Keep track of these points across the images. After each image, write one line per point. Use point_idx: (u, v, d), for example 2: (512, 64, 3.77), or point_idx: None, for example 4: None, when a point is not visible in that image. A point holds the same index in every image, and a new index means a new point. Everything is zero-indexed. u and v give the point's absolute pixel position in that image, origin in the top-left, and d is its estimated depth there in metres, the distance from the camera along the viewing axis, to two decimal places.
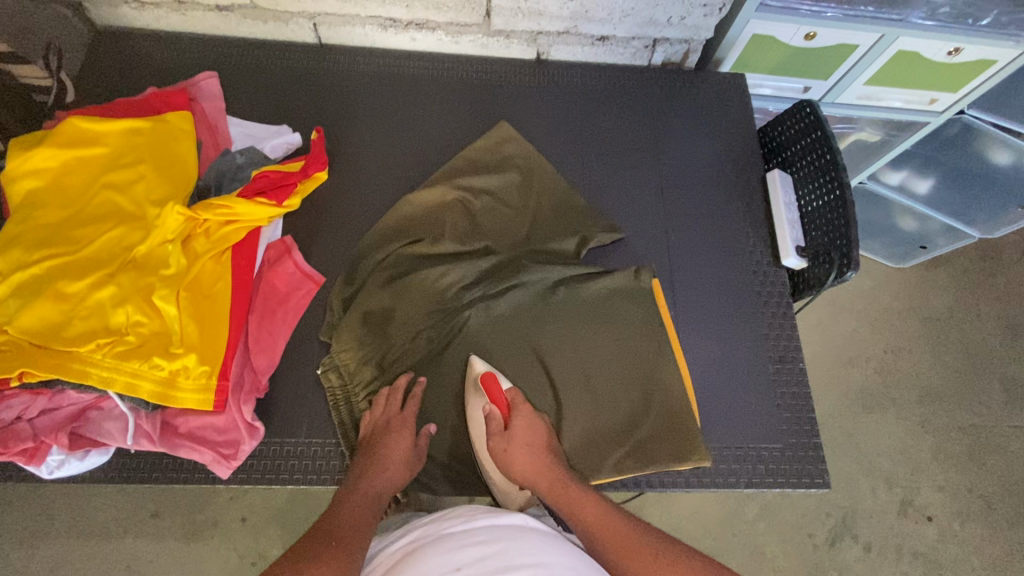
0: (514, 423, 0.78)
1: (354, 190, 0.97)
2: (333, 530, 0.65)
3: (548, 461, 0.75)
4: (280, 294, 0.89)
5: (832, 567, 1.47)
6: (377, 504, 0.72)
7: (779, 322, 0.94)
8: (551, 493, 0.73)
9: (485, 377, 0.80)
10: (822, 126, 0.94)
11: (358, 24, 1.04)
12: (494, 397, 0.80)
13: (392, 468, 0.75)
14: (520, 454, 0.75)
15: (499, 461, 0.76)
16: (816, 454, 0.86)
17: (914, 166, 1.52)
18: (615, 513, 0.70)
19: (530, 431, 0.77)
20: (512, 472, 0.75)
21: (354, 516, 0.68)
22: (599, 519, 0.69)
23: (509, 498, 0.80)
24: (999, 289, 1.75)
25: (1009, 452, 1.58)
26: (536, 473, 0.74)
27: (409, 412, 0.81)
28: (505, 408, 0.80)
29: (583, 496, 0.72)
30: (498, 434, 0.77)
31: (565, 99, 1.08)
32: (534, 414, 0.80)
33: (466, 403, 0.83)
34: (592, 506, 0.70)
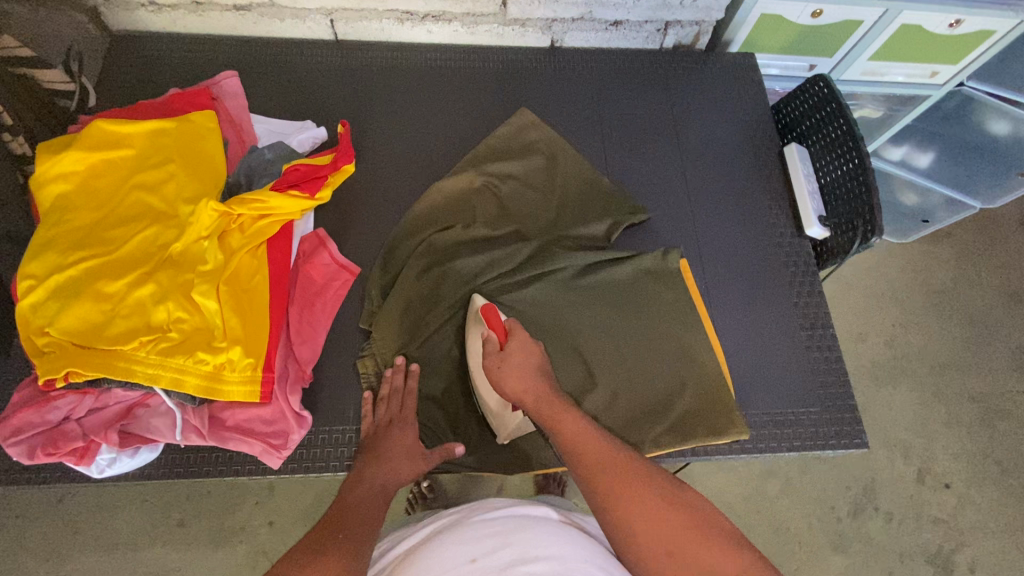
0: (509, 345, 0.74)
1: (382, 181, 0.98)
2: (342, 519, 0.62)
3: (541, 378, 0.70)
4: (317, 285, 0.90)
5: (855, 538, 1.49)
6: (385, 495, 0.69)
7: (807, 291, 0.96)
8: (537, 409, 0.68)
9: (487, 307, 0.80)
10: (837, 98, 0.95)
11: (376, 18, 1.06)
12: (491, 322, 0.78)
13: (396, 456, 0.75)
14: (510, 367, 0.71)
15: (490, 372, 0.73)
16: (853, 415, 0.88)
17: (914, 141, 1.55)
18: (595, 428, 0.65)
19: (523, 353, 0.73)
20: (502, 386, 0.71)
21: (363, 507, 0.65)
22: (582, 430, 0.64)
23: (501, 423, 0.82)
24: (1000, 259, 1.79)
25: (1020, 417, 1.62)
26: (530, 392, 0.69)
27: (410, 409, 0.81)
28: (502, 334, 0.76)
29: (568, 410, 0.67)
30: (492, 353, 0.74)
31: (581, 85, 1.10)
32: (530, 339, 0.75)
33: (469, 330, 0.84)
34: (578, 421, 0.65)
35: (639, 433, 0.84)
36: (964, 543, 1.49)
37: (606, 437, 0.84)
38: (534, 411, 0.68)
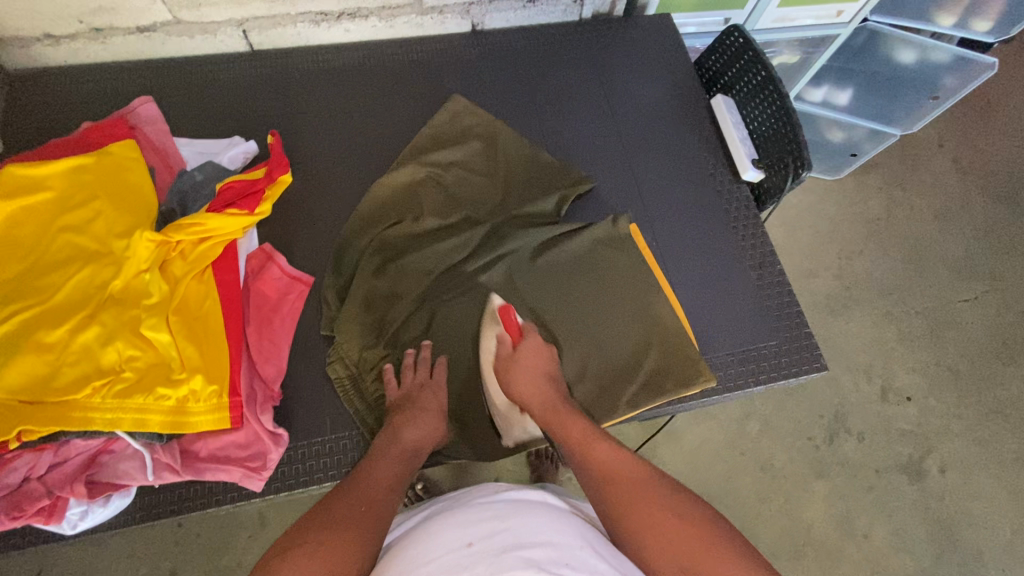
0: (523, 347, 0.82)
1: (322, 185, 0.96)
2: (368, 488, 0.65)
3: (550, 384, 0.78)
4: (272, 301, 0.87)
5: (834, 461, 1.57)
6: (411, 458, 0.73)
7: (752, 232, 0.99)
8: (543, 414, 0.76)
9: (503, 308, 0.86)
10: (753, 46, 1.00)
11: (291, 23, 1.03)
12: (507, 323, 0.85)
13: (429, 420, 0.77)
14: (524, 371, 0.80)
15: (504, 373, 0.81)
16: (810, 342, 0.92)
17: (832, 80, 1.63)
18: (600, 434, 0.72)
19: (536, 357, 0.81)
20: (515, 390, 0.79)
21: (387, 473, 0.69)
22: (586, 433, 0.71)
23: (509, 421, 0.83)
24: (925, 181, 1.90)
25: (964, 324, 1.73)
26: (538, 396, 0.77)
27: (440, 377, 0.82)
28: (517, 335, 0.84)
29: (572, 414, 0.75)
30: (507, 354, 0.82)
31: (509, 65, 1.11)
32: (543, 342, 0.83)
33: (481, 332, 0.87)
34: (579, 424, 0.73)
35: (614, 394, 0.87)
36: (932, 448, 1.59)
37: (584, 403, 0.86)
38: (540, 416, 0.76)
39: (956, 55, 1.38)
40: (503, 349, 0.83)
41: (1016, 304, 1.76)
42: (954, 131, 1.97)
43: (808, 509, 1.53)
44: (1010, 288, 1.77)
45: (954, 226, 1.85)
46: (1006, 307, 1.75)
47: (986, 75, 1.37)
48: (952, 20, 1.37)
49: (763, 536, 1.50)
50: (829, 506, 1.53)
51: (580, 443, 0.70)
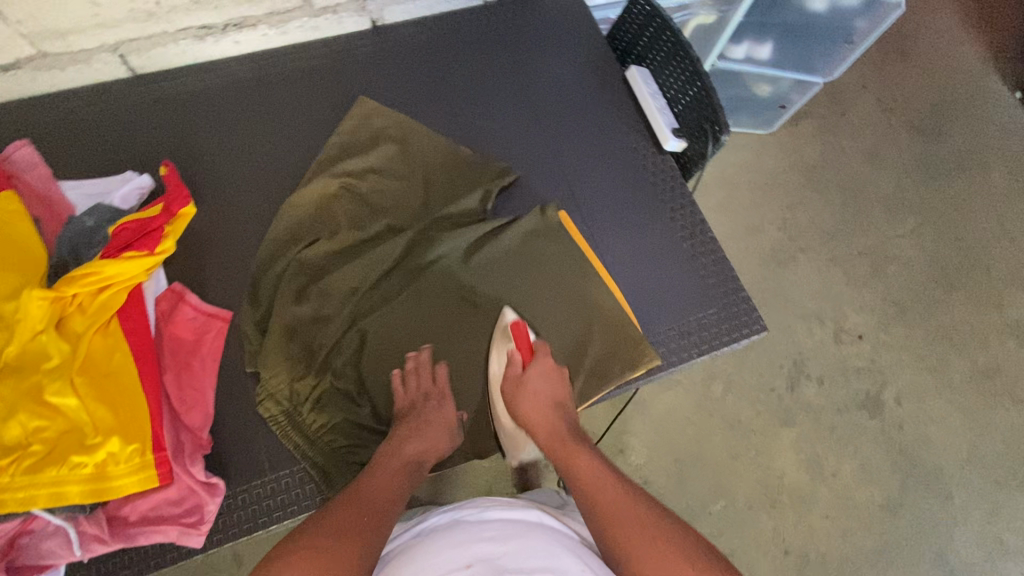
0: (532, 370, 0.81)
1: (230, 212, 0.90)
2: (369, 499, 0.64)
3: (558, 415, 0.77)
4: (189, 343, 0.81)
5: (798, 409, 1.61)
6: (411, 471, 0.71)
7: (680, 203, 0.98)
8: (549, 444, 0.76)
9: (516, 324, 0.84)
10: (660, 13, 0.98)
11: (171, 41, 0.96)
12: (519, 340, 0.83)
13: (432, 433, 0.75)
14: (530, 398, 0.79)
15: (512, 396, 0.80)
16: (748, 305, 0.92)
17: (752, 36, 1.61)
18: (607, 468, 0.70)
19: (544, 380, 0.80)
20: (520, 412, 0.78)
21: (387, 485, 0.68)
22: (591, 468, 0.70)
23: (514, 444, 0.84)
24: (854, 123, 1.94)
25: (903, 258, 1.79)
26: (545, 424, 0.77)
27: (442, 385, 0.80)
28: (528, 353, 0.83)
29: (580, 449, 0.74)
30: (516, 375, 0.81)
31: (417, 58, 1.05)
32: (553, 366, 0.82)
33: (491, 347, 0.86)
34: (585, 457, 0.72)
35: None
36: (887, 381, 1.65)
37: None
38: (547, 446, 0.76)
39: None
40: (512, 370, 0.82)
41: (949, 232, 1.82)
42: (875, 72, 2.01)
43: (779, 458, 1.57)
44: (942, 218, 1.84)
45: (885, 164, 1.90)
46: (940, 236, 1.81)
47: (895, 15, 1.41)
48: None
49: (740, 491, 1.53)
50: (798, 452, 1.58)
51: (586, 477, 0.69)
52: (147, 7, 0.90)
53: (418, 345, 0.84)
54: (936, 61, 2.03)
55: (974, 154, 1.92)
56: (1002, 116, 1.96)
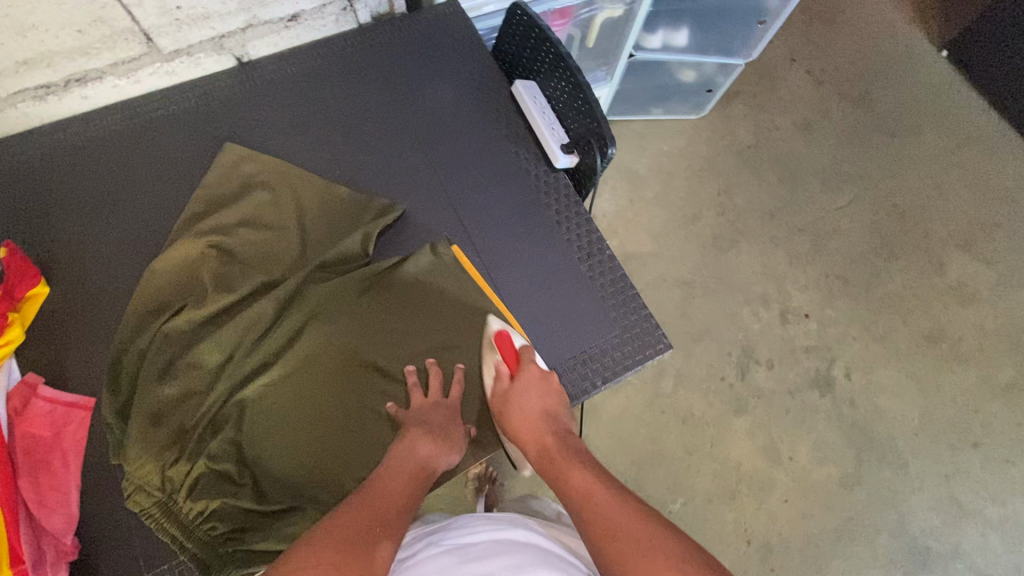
0: (518, 382, 0.79)
1: (89, 287, 0.83)
2: (383, 504, 0.66)
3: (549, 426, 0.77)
4: (46, 441, 0.74)
5: (750, 396, 1.59)
6: (422, 477, 0.72)
7: (575, 223, 0.95)
8: (542, 463, 0.76)
9: (502, 337, 0.82)
10: (537, 24, 0.93)
11: (8, 106, 0.88)
12: (504, 352, 0.81)
13: (443, 435, 0.76)
14: (519, 413, 0.77)
15: (500, 411, 0.79)
16: (651, 323, 0.89)
17: (666, 23, 1.55)
18: (599, 478, 0.69)
19: (534, 391, 0.78)
20: (514, 429, 0.77)
21: (399, 491, 0.69)
22: (584, 481, 0.70)
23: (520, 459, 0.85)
24: (784, 98, 1.92)
25: (843, 231, 1.77)
26: (542, 442, 0.76)
27: (455, 396, 0.81)
28: (515, 365, 0.81)
29: (572, 462, 0.73)
30: (503, 391, 0.80)
31: (289, 94, 0.99)
32: (540, 373, 0.80)
33: (478, 360, 0.84)
34: (576, 467, 0.72)
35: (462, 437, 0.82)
36: (836, 357, 1.63)
37: None
38: (540, 464, 0.76)
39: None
40: (500, 385, 0.80)
41: (886, 198, 1.81)
42: (800, 45, 1.98)
43: (734, 448, 1.54)
44: (878, 185, 1.82)
45: (818, 137, 1.88)
46: (878, 204, 1.80)
47: None
48: None
49: (698, 486, 1.50)
50: (753, 440, 1.55)
51: (581, 495, 0.67)
52: None
53: (304, 410, 0.79)
54: (861, 29, 2.00)
55: (905, 116, 1.90)
56: (932, 75, 1.94)
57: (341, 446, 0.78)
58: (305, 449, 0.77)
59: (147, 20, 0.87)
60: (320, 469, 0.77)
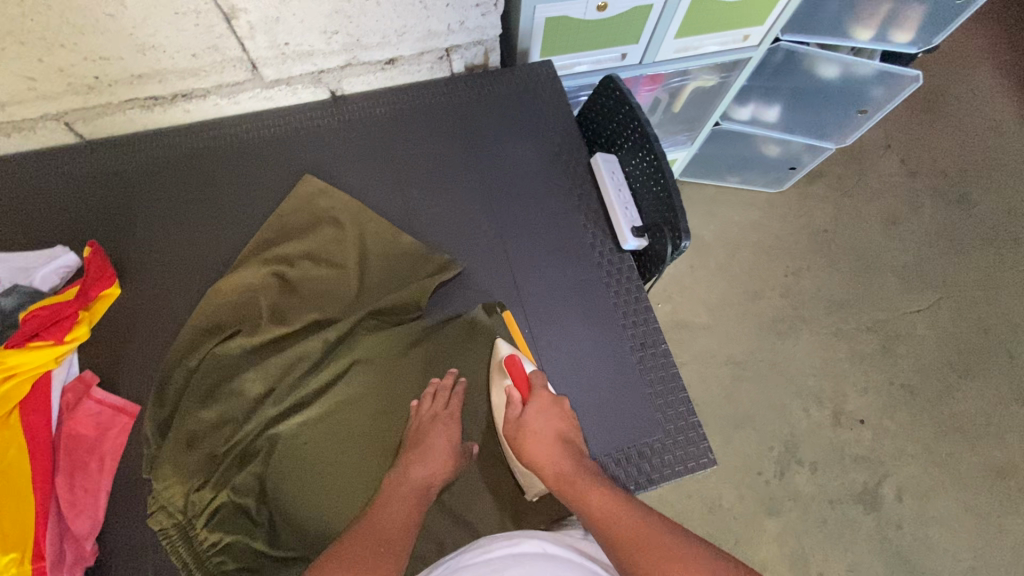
0: (531, 405, 0.76)
1: (155, 296, 0.87)
2: (381, 529, 0.63)
3: (561, 450, 0.72)
4: (88, 441, 0.77)
5: (785, 497, 1.46)
6: (420, 498, 0.70)
7: (633, 309, 0.91)
8: (557, 484, 0.69)
9: (511, 359, 0.81)
10: (629, 101, 0.91)
11: (117, 111, 0.93)
12: (515, 377, 0.80)
13: (436, 456, 0.74)
14: (533, 439, 0.73)
15: (514, 439, 0.76)
16: (696, 432, 0.85)
17: (758, 98, 1.47)
18: (621, 499, 0.65)
19: (544, 414, 0.75)
20: (526, 455, 0.73)
21: (401, 514, 0.67)
22: (607, 505, 0.64)
23: (529, 483, 0.78)
24: (874, 186, 1.80)
25: (917, 337, 1.63)
26: (551, 460, 0.71)
27: (454, 408, 0.80)
28: (525, 389, 0.79)
29: (590, 482, 0.67)
30: (515, 416, 0.77)
31: (371, 133, 1.01)
32: (553, 398, 0.77)
33: (489, 385, 0.83)
34: (594, 486, 0.67)
35: (479, 515, 0.79)
36: (888, 474, 1.49)
37: (439, 520, 0.78)
38: (555, 488, 0.69)
39: (881, 70, 1.25)
40: (511, 410, 0.77)
41: (970, 309, 1.66)
42: (900, 132, 1.86)
43: (760, 551, 1.42)
44: (963, 294, 1.68)
45: (905, 232, 1.75)
46: (961, 316, 1.65)
47: (915, 87, 1.26)
48: (870, 34, 1.22)
49: None
50: (782, 546, 1.42)
51: (599, 513, 0.63)
52: (87, 81, 0.87)
53: (331, 456, 0.79)
54: (971, 123, 1.86)
55: (1005, 226, 1.75)
56: None
57: (361, 499, 0.77)
58: (325, 496, 0.77)
59: (257, 51, 0.90)
60: (337, 520, 0.76)
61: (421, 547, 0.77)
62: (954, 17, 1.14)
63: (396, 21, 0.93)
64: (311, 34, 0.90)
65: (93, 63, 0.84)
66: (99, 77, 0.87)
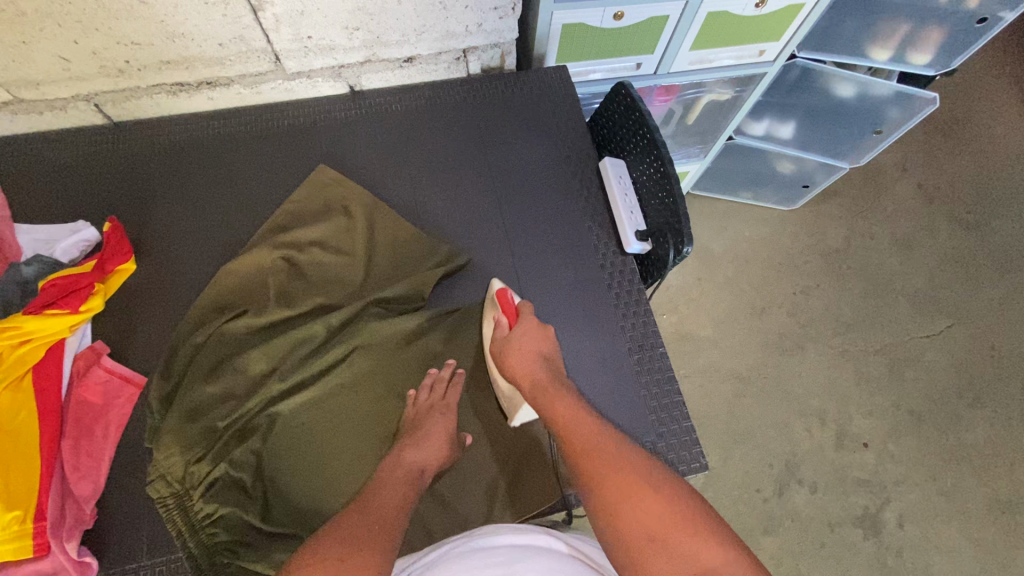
0: (518, 326, 0.81)
1: (168, 274, 0.90)
2: (377, 505, 0.64)
3: (540, 365, 0.76)
4: (95, 408, 0.79)
5: (783, 516, 1.45)
6: (415, 482, 0.71)
7: (633, 311, 0.92)
8: (530, 394, 0.74)
9: (501, 292, 0.85)
10: (638, 106, 0.92)
11: (145, 95, 0.97)
12: (504, 305, 0.84)
13: (432, 442, 0.76)
14: (516, 355, 0.78)
15: (499, 356, 0.80)
16: (690, 437, 0.85)
17: (773, 113, 1.48)
18: (585, 408, 0.68)
19: (527, 337, 0.80)
20: (505, 368, 0.78)
21: (395, 494, 0.67)
22: (571, 411, 0.68)
23: (511, 402, 0.82)
24: (888, 208, 1.79)
25: (925, 361, 1.61)
26: (527, 375, 0.76)
27: (451, 399, 0.81)
28: (513, 316, 0.83)
29: (559, 393, 0.72)
30: (501, 336, 0.82)
31: (386, 129, 1.03)
32: (538, 324, 0.81)
33: (484, 314, 0.88)
34: (563, 398, 0.71)
35: (469, 505, 0.80)
36: (890, 499, 1.47)
37: (428, 507, 0.79)
38: (529, 396, 0.74)
39: (898, 91, 1.26)
40: (499, 330, 0.83)
41: (982, 338, 1.64)
42: (917, 154, 1.85)
43: None
44: (975, 321, 1.65)
45: (917, 256, 1.73)
46: (972, 343, 1.63)
47: (931, 110, 1.26)
48: (887, 55, 1.23)
49: None
50: (778, 566, 1.40)
51: (560, 414, 0.68)
52: (117, 65, 0.91)
53: (328, 437, 0.80)
54: (991, 150, 1.84)
55: (1020, 254, 1.73)
56: None
57: (353, 480, 0.79)
58: (320, 475, 0.78)
59: (280, 43, 0.94)
60: (330, 500, 0.77)
61: (410, 533, 0.78)
62: (971, 43, 1.15)
63: (416, 20, 0.96)
64: (334, 29, 0.94)
65: (125, 47, 0.88)
66: (129, 62, 0.91)
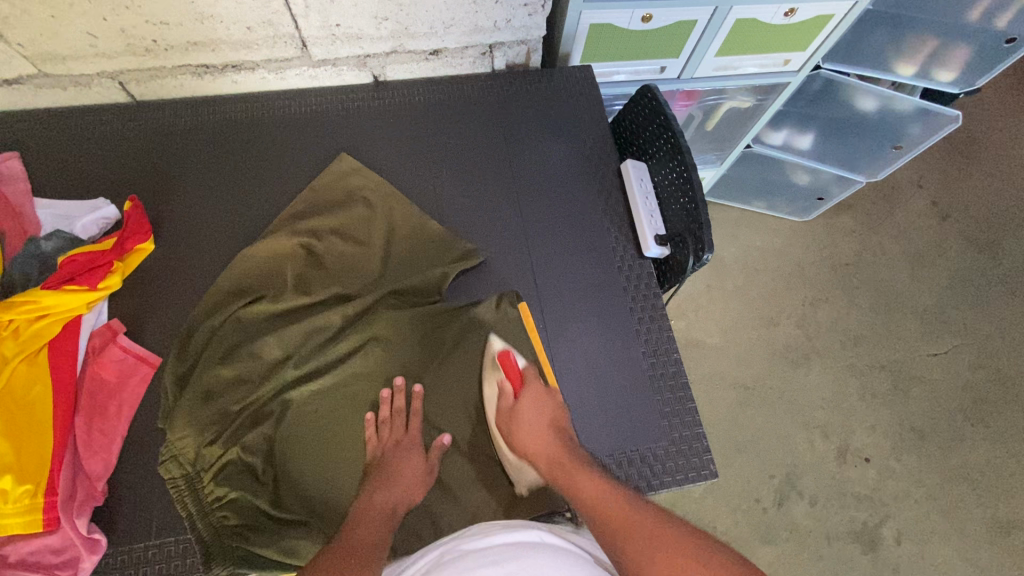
0: (524, 397, 0.78)
1: (187, 256, 0.90)
2: (354, 546, 0.61)
3: (554, 436, 0.72)
4: (109, 385, 0.79)
5: (781, 528, 1.45)
6: (390, 518, 0.69)
7: (648, 316, 0.92)
8: (549, 470, 0.69)
9: (503, 355, 0.82)
10: (664, 110, 0.92)
11: (170, 75, 0.97)
12: (509, 371, 0.81)
13: (404, 481, 0.74)
14: (526, 429, 0.74)
15: (507, 429, 0.77)
16: (701, 444, 0.85)
17: (792, 124, 1.47)
18: (611, 482, 0.64)
19: (535, 408, 0.76)
20: (516, 440, 0.75)
21: (370, 532, 0.64)
22: (595, 487, 0.63)
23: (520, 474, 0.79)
24: (902, 223, 1.78)
25: (931, 379, 1.60)
26: (542, 450, 0.72)
27: (414, 432, 0.79)
28: (518, 383, 0.80)
29: (581, 469, 0.67)
30: (508, 406, 0.78)
31: (408, 121, 1.03)
32: (546, 392, 0.78)
33: (483, 378, 0.84)
34: (587, 474, 0.66)
35: (477, 500, 0.80)
36: (889, 515, 1.46)
37: (437, 500, 0.79)
38: (548, 473, 0.69)
39: (920, 107, 1.24)
40: (505, 401, 0.79)
41: (989, 359, 1.63)
42: (933, 172, 1.84)
43: None
44: (984, 341, 1.65)
45: (928, 274, 1.72)
46: (979, 363, 1.62)
47: (953, 127, 1.24)
48: (913, 69, 1.21)
49: None
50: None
51: (586, 493, 0.63)
52: (144, 44, 0.91)
53: (340, 427, 0.80)
54: (1007, 170, 1.84)
55: None
56: None
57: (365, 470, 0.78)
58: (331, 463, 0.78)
59: (308, 30, 0.93)
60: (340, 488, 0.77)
61: (417, 524, 0.78)
62: (998, 62, 1.13)
63: (445, 14, 0.95)
64: (362, 18, 0.93)
65: (153, 26, 0.88)
66: (156, 41, 0.91)
